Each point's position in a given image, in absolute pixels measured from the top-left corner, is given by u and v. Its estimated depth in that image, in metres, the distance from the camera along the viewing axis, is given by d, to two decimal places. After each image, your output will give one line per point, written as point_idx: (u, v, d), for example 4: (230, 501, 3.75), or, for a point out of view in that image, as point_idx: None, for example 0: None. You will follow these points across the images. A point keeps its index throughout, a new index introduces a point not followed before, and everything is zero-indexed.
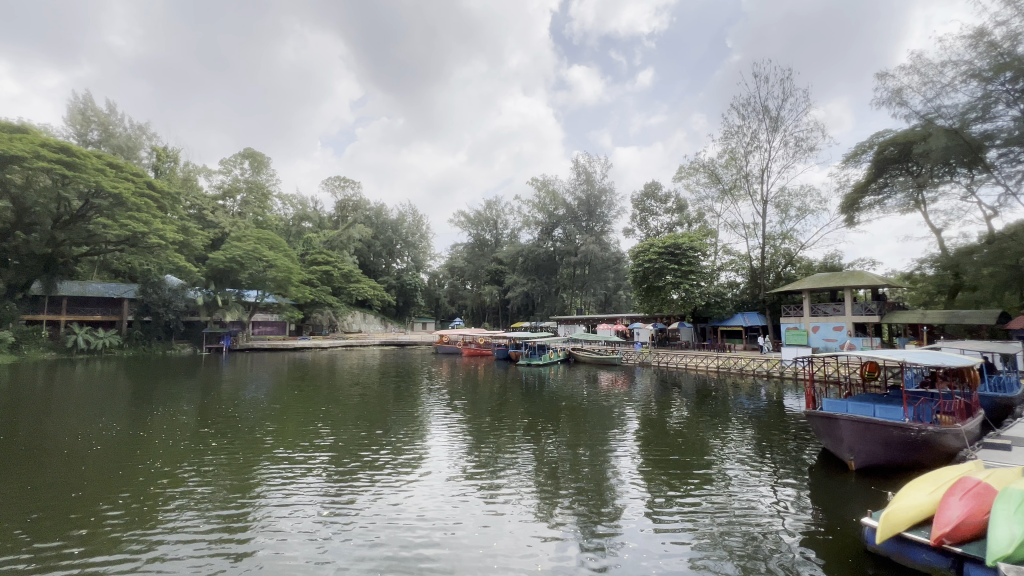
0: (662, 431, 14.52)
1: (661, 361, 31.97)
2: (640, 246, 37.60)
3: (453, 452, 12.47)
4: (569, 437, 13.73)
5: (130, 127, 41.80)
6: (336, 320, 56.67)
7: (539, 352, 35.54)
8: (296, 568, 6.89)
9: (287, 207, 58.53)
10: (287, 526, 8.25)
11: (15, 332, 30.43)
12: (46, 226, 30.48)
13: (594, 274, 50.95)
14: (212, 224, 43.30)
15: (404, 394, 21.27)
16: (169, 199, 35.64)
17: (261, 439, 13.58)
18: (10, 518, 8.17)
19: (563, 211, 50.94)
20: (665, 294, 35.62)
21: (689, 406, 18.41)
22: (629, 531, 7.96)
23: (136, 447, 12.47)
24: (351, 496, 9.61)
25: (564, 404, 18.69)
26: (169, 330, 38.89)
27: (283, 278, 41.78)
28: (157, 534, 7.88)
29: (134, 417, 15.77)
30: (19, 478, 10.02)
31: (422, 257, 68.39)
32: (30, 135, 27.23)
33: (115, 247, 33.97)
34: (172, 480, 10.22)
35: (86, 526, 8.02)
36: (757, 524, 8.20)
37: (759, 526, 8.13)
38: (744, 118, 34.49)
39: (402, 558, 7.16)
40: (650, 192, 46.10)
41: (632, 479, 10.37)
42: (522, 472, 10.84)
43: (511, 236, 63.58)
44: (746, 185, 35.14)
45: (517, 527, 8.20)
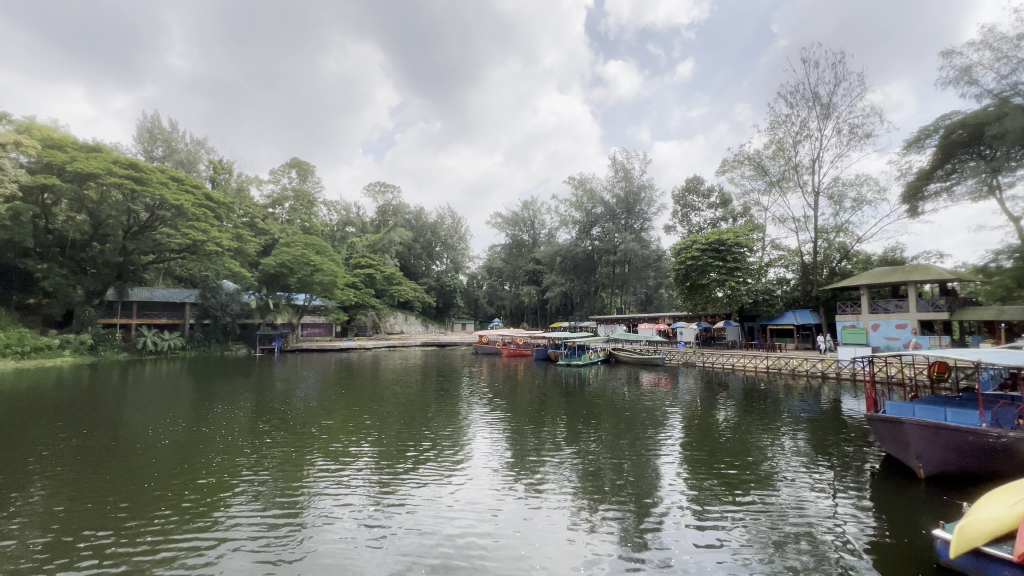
0: (708, 434, 14.00)
1: (706, 361, 30.88)
2: (682, 243, 36.48)
3: (495, 450, 12.58)
4: (612, 438, 13.56)
5: (190, 142, 44.66)
6: (379, 321, 58.42)
7: (579, 352, 35.24)
8: (349, 552, 7.27)
9: (332, 213, 60.80)
10: (341, 515, 8.64)
11: (93, 335, 33.19)
12: (117, 236, 33.77)
13: (633, 273, 49.98)
14: (263, 231, 45.54)
15: (446, 394, 21.50)
16: (225, 208, 37.76)
17: (312, 436, 14.06)
18: (93, 505, 8.90)
19: (601, 209, 50.10)
20: (710, 292, 34.43)
21: (737, 408, 17.71)
22: (673, 532, 7.82)
23: (200, 441, 13.31)
24: (399, 489, 9.89)
25: (606, 405, 18.42)
26: (226, 332, 41.33)
27: (329, 282, 43.39)
28: (223, 518, 8.47)
29: (196, 413, 16.83)
30: (99, 470, 10.82)
31: (461, 259, 69.42)
32: (104, 154, 29.62)
33: (177, 255, 36.38)
34: (232, 475, 10.71)
35: (160, 511, 8.69)
36: (811, 533, 7.74)
37: (814, 536, 7.67)
38: (792, 106, 32.85)
39: (449, 547, 7.41)
40: (692, 187, 44.71)
41: (677, 483, 10.04)
42: (565, 471, 10.82)
43: (548, 236, 63.31)
44: (796, 176, 33.44)
45: (560, 523, 8.21)
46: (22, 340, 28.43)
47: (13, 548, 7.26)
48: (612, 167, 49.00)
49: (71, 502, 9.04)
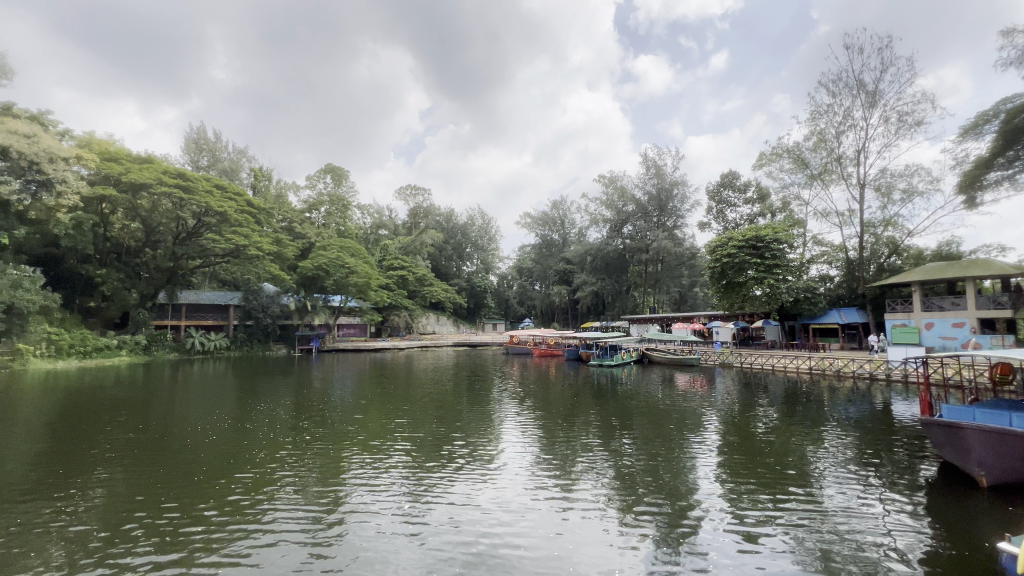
0: (747, 436, 13.50)
1: (745, 361, 29.85)
2: (717, 240, 35.34)
3: (527, 449, 12.60)
4: (646, 439, 13.30)
5: (233, 152, 46.65)
6: (412, 322, 59.46)
7: (611, 352, 34.79)
8: (384, 545, 7.45)
9: (365, 217, 62.31)
10: (377, 508, 8.88)
11: (146, 336, 35.20)
12: (168, 242, 35.49)
13: (666, 271, 48.89)
14: (301, 236, 47.07)
15: (479, 394, 21.57)
16: (265, 214, 39.21)
17: (348, 433, 14.41)
18: (151, 495, 9.44)
19: (632, 207, 49.20)
20: (747, 290, 33.25)
21: (778, 410, 17.03)
22: (709, 533, 7.67)
23: (244, 437, 13.89)
24: (434, 485, 10.08)
25: (640, 406, 18.09)
26: (267, 333, 43.03)
27: (363, 284, 44.41)
28: (266, 509, 8.85)
29: (240, 411, 17.58)
30: (154, 462, 11.45)
31: (491, 259, 69.90)
32: (155, 165, 31.33)
33: (222, 259, 38.12)
34: (275, 469, 11.09)
35: (209, 502, 9.13)
36: (858, 540, 7.40)
37: (861, 542, 7.32)
38: (835, 94, 31.35)
39: (482, 542, 7.48)
40: (727, 182, 43.34)
41: (715, 486, 9.72)
42: (598, 471, 10.71)
43: (578, 235, 62.80)
44: (839, 168, 31.90)
45: (593, 522, 8.17)
46: (84, 341, 30.48)
47: (77, 534, 7.79)
48: (643, 164, 48.08)
49: (129, 493, 9.57)
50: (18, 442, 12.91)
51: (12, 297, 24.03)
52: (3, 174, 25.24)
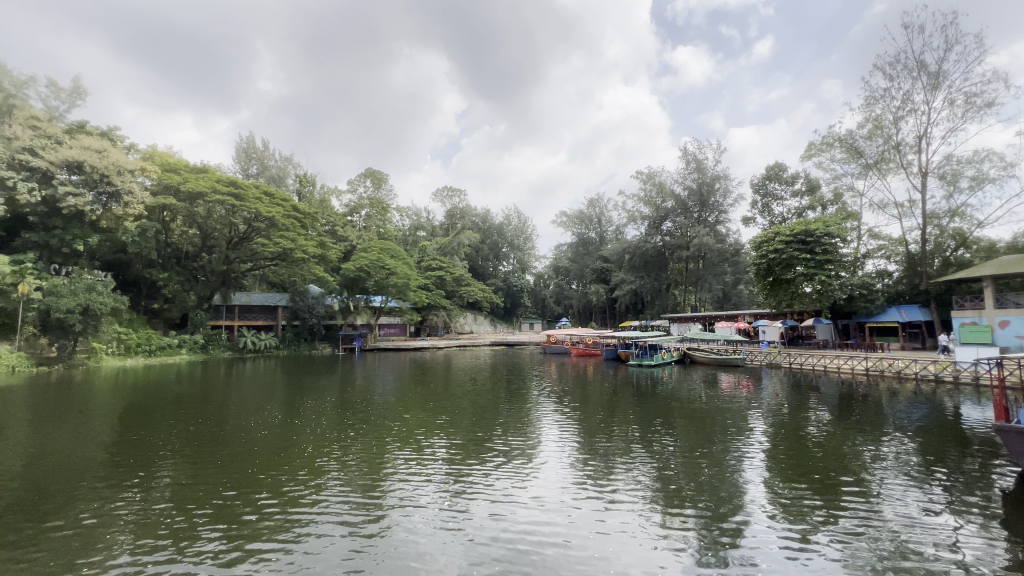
0: (797, 441, 12.75)
1: (794, 362, 28.39)
2: (762, 235, 33.79)
3: (566, 448, 12.49)
4: (687, 441, 12.91)
5: (280, 159, 48.76)
6: (450, 321, 60.27)
7: (650, 352, 33.93)
8: (427, 537, 7.61)
9: (404, 219, 63.76)
10: (418, 502, 9.05)
11: (204, 336, 37.34)
12: (221, 247, 37.53)
13: (708, 268, 47.32)
14: (343, 238, 48.64)
15: (517, 393, 21.57)
16: (310, 218, 40.74)
17: (390, 430, 14.80)
18: (210, 485, 9.95)
19: (671, 203, 47.84)
20: (796, 287, 31.60)
21: (831, 413, 16.11)
22: (756, 538, 7.40)
23: (293, 432, 14.47)
24: (473, 481, 10.17)
25: (681, 407, 17.55)
26: (313, 332, 44.69)
27: (403, 285, 45.33)
28: (314, 500, 9.18)
29: (290, 407, 18.35)
30: (213, 454, 12.10)
31: (527, 259, 70.07)
32: (210, 174, 33.22)
33: (271, 262, 39.95)
34: (322, 463, 11.49)
35: (263, 492, 9.55)
36: (920, 550, 6.93)
37: (925, 553, 6.84)
38: (893, 77, 29.35)
39: (522, 539, 7.48)
40: (773, 175, 41.43)
41: (762, 492, 9.26)
42: (638, 472, 10.49)
43: (616, 233, 61.82)
44: (897, 156, 29.82)
45: (634, 523, 8.00)
46: (149, 340, 32.70)
47: (148, 518, 8.35)
48: (683, 158, 46.71)
49: (191, 482, 10.17)
50: (94, 432, 14.00)
51: (88, 299, 26.18)
52: (78, 186, 27.52)
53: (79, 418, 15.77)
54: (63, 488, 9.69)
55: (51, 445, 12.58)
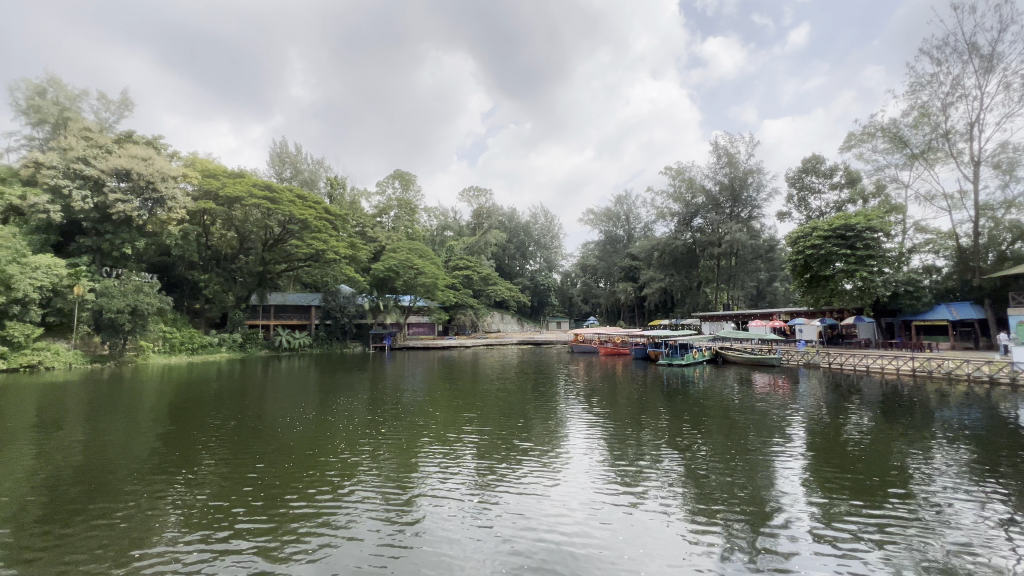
0: (837, 444, 12.18)
1: (834, 362, 27.24)
2: (799, 230, 32.52)
3: (595, 447, 12.33)
4: (720, 441, 12.55)
5: (312, 163, 50.10)
6: (477, 320, 60.61)
7: (681, 351, 33.16)
8: (458, 533, 7.61)
9: (432, 219, 64.57)
10: (449, 499, 9.06)
11: (242, 334, 38.75)
12: (258, 249, 38.89)
13: (741, 265, 45.96)
14: (373, 239, 49.66)
15: (544, 391, 21.51)
16: (341, 220, 41.71)
17: (420, 427, 14.95)
18: (251, 479, 10.23)
19: (702, 199, 46.67)
20: (836, 284, 30.29)
21: (875, 416, 15.35)
22: (793, 541, 7.14)
23: (327, 428, 14.81)
24: (503, 479, 10.11)
25: (714, 407, 17.10)
26: (344, 331, 45.75)
27: (431, 284, 45.83)
28: (348, 495, 9.29)
29: (323, 404, 18.83)
30: (252, 449, 12.48)
31: (554, 258, 69.87)
32: (246, 179, 34.47)
33: (304, 263, 41.14)
34: (356, 459, 11.68)
35: (299, 487, 9.76)
36: (973, 559, 6.53)
37: (978, 563, 6.45)
38: (941, 62, 27.73)
39: (552, 537, 7.41)
40: (810, 167, 39.85)
41: (800, 494, 8.92)
42: (669, 472, 10.29)
43: (644, 230, 60.85)
44: (946, 145, 28.17)
45: (666, 524, 7.81)
46: (192, 338, 34.22)
47: (193, 509, 8.64)
48: (713, 153, 45.48)
49: (232, 475, 10.48)
50: (142, 426, 14.68)
51: (136, 300, 27.63)
52: (126, 193, 28.99)
53: (128, 412, 16.61)
54: (115, 478, 10.19)
55: (104, 438, 13.26)
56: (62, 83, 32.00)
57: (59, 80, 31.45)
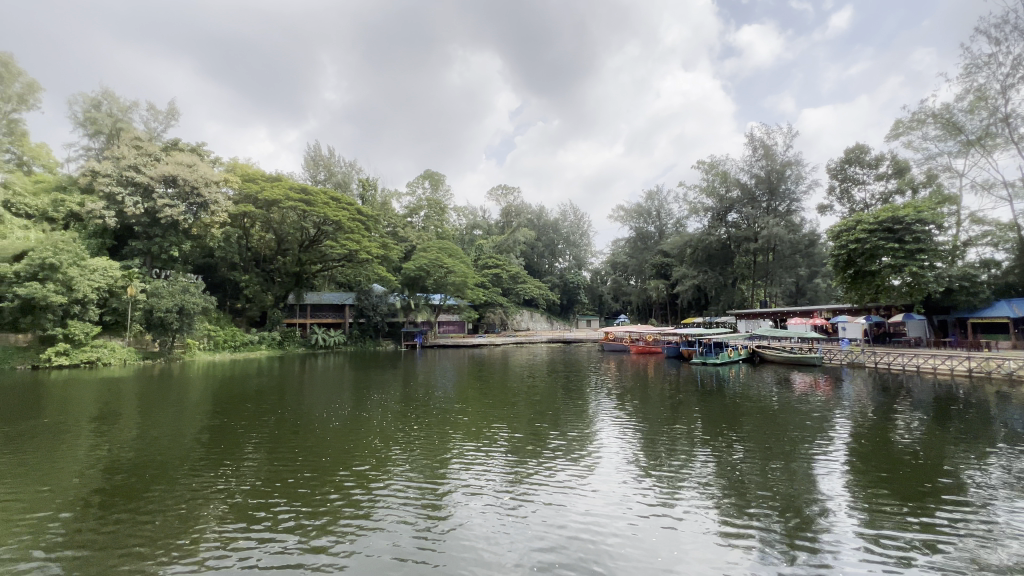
0: (884, 448, 11.55)
1: (880, 362, 25.90)
2: (841, 223, 31.05)
3: (627, 446, 12.16)
4: (757, 442, 12.14)
5: (345, 166, 51.34)
6: (507, 319, 60.72)
7: (716, 350, 32.24)
8: (488, 528, 7.63)
9: (461, 218, 65.19)
10: (480, 494, 9.11)
11: (280, 333, 40.16)
12: (294, 250, 40.24)
13: (779, 261, 44.31)
14: (404, 239, 50.54)
15: (575, 390, 21.38)
16: (373, 221, 42.56)
17: (452, 423, 15.12)
18: (290, 471, 10.54)
19: (736, 192, 45.24)
20: (882, 280, 28.78)
21: (928, 418, 14.46)
22: (832, 544, 6.89)
23: (361, 424, 15.12)
24: (532, 476, 10.05)
25: (750, 408, 16.56)
26: (377, 329, 46.75)
27: (460, 283, 46.16)
28: (381, 489, 9.46)
29: (358, 400, 19.26)
30: (290, 443, 12.87)
31: (583, 255, 69.32)
32: (283, 183, 35.69)
33: (338, 263, 42.27)
34: (390, 454, 11.89)
35: (334, 480, 10.01)
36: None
37: None
38: (1000, 41, 25.87)
39: (581, 533, 7.37)
40: (853, 158, 37.95)
41: (841, 497, 8.57)
42: (702, 471, 10.06)
43: (676, 226, 59.48)
44: (1006, 131, 26.30)
45: (697, 523, 7.67)
46: (234, 336, 35.78)
47: (236, 500, 8.96)
48: (748, 145, 43.99)
49: (272, 467, 10.84)
50: (189, 420, 15.40)
51: (183, 299, 29.08)
52: (173, 198, 30.49)
53: (177, 406, 17.45)
54: (166, 469, 10.68)
55: (156, 431, 14.00)
56: (114, 96, 33.91)
57: (112, 93, 33.36)
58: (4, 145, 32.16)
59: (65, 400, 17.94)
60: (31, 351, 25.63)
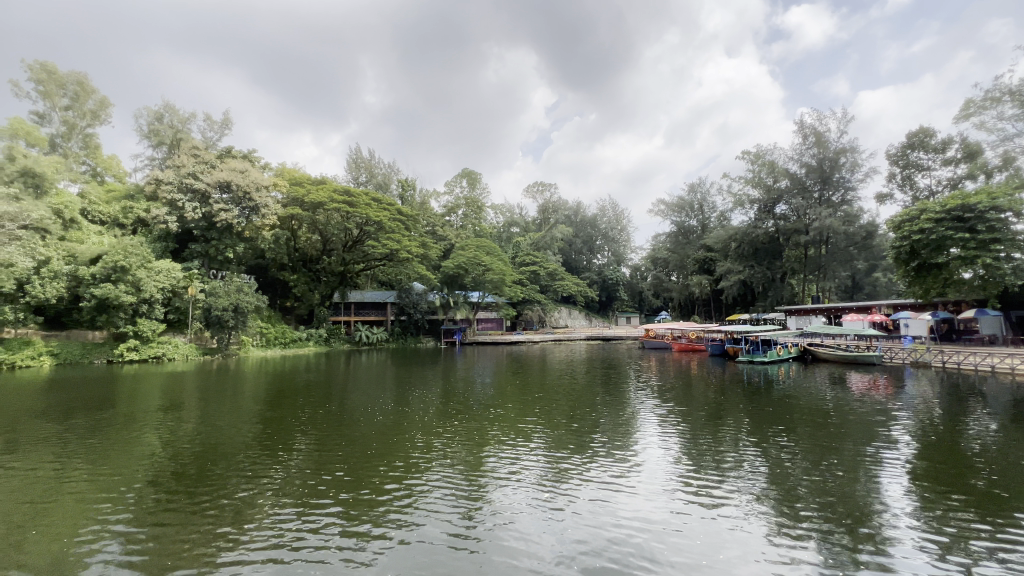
0: (953, 453, 10.69)
1: (949, 361, 24.00)
2: (903, 213, 28.96)
3: (669, 445, 11.82)
4: (810, 444, 11.54)
5: (385, 167, 52.62)
6: (545, 316, 60.48)
7: (764, 348, 30.82)
8: (531, 523, 7.61)
9: (498, 216, 65.50)
10: (520, 489, 9.12)
11: (327, 330, 41.75)
12: (339, 250, 41.64)
13: (833, 254, 41.90)
14: (443, 238, 51.27)
15: (614, 387, 20.99)
16: (413, 220, 43.30)
17: (490, 419, 15.26)
18: (337, 463, 10.87)
19: (785, 182, 43.00)
20: (950, 274, 26.64)
21: (1006, 423, 13.23)
22: (894, 551, 6.45)
23: (403, 419, 15.41)
24: (573, 473, 9.92)
25: (802, 408, 15.75)
26: (418, 327, 47.70)
27: (498, 280, 46.34)
28: (423, 482, 9.62)
29: (400, 396, 19.67)
30: (337, 436, 13.27)
31: (623, 251, 68.10)
32: (328, 185, 37.06)
33: (380, 262, 43.39)
34: (431, 448, 12.04)
35: (379, 472, 10.23)
36: None
37: None
38: None
39: (623, 531, 7.22)
40: (916, 141, 35.24)
41: (903, 503, 8.02)
42: (749, 472, 9.67)
43: (720, 219, 57.34)
44: None
45: (745, 525, 7.35)
46: (284, 333, 37.53)
47: (289, 489, 9.34)
48: (798, 132, 41.65)
49: (322, 460, 11.17)
50: (243, 413, 16.20)
51: (237, 298, 30.70)
52: (228, 203, 32.21)
53: (232, 400, 18.44)
54: (223, 459, 11.21)
55: (213, 422, 14.83)
56: (174, 109, 36.19)
57: (172, 106, 35.62)
58: (80, 158, 34.61)
59: (134, 392, 19.31)
60: (106, 347, 27.77)
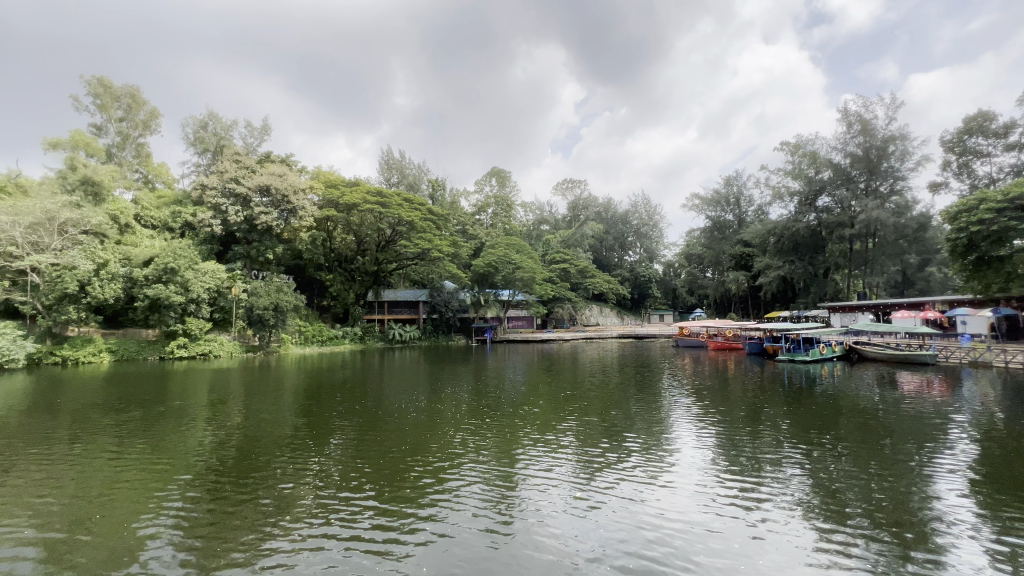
0: (1015, 458, 9.94)
1: (1012, 361, 22.36)
2: (958, 203, 27.16)
3: (705, 445, 11.49)
4: (856, 447, 10.97)
5: (416, 168, 53.38)
6: (576, 314, 60.08)
7: (806, 346, 29.56)
8: (563, 520, 7.58)
9: (528, 214, 65.43)
10: (553, 485, 9.10)
11: (361, 328, 42.81)
12: (372, 250, 42.55)
13: (881, 248, 39.73)
14: (473, 237, 51.64)
15: (646, 386, 20.62)
16: (444, 219, 43.66)
17: (520, 416, 15.26)
18: (372, 457, 11.11)
19: (828, 173, 40.99)
20: (1012, 267, 24.81)
21: None
22: (947, 558, 6.06)
23: (434, 416, 15.62)
24: (605, 471, 9.81)
25: (848, 409, 15.00)
26: (449, 325, 47.91)
27: (529, 278, 46.26)
28: (456, 476, 9.76)
29: (432, 393, 19.98)
30: (371, 431, 13.59)
31: (655, 247, 66.67)
32: (362, 186, 37.93)
33: (413, 261, 44.06)
34: (463, 445, 12.14)
35: (412, 467, 10.40)
36: None
37: None
38: None
39: (657, 530, 7.08)
40: (974, 125, 32.91)
41: (958, 509, 7.53)
42: (790, 475, 9.30)
43: (758, 213, 55.35)
44: None
45: (785, 528, 7.07)
46: (321, 331, 38.72)
47: (327, 481, 9.62)
48: (842, 120, 39.63)
49: (357, 454, 11.46)
50: (284, 408, 16.80)
51: (277, 298, 31.91)
52: (267, 206, 33.52)
53: (273, 395, 19.21)
54: (267, 451, 11.66)
55: (257, 416, 15.50)
56: (217, 117, 37.85)
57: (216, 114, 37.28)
58: (133, 166, 36.61)
59: (183, 387, 20.40)
60: (159, 344, 29.41)
